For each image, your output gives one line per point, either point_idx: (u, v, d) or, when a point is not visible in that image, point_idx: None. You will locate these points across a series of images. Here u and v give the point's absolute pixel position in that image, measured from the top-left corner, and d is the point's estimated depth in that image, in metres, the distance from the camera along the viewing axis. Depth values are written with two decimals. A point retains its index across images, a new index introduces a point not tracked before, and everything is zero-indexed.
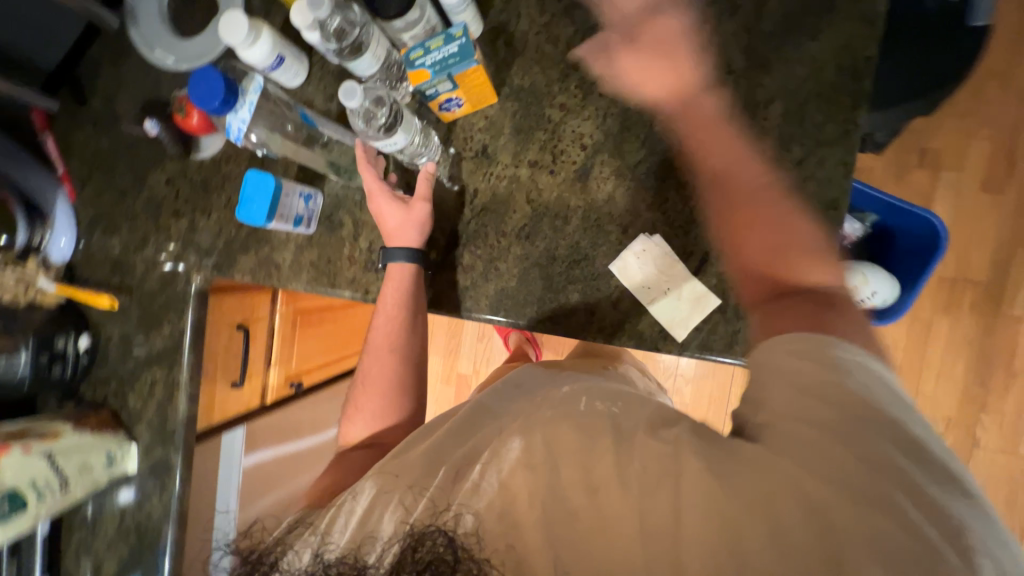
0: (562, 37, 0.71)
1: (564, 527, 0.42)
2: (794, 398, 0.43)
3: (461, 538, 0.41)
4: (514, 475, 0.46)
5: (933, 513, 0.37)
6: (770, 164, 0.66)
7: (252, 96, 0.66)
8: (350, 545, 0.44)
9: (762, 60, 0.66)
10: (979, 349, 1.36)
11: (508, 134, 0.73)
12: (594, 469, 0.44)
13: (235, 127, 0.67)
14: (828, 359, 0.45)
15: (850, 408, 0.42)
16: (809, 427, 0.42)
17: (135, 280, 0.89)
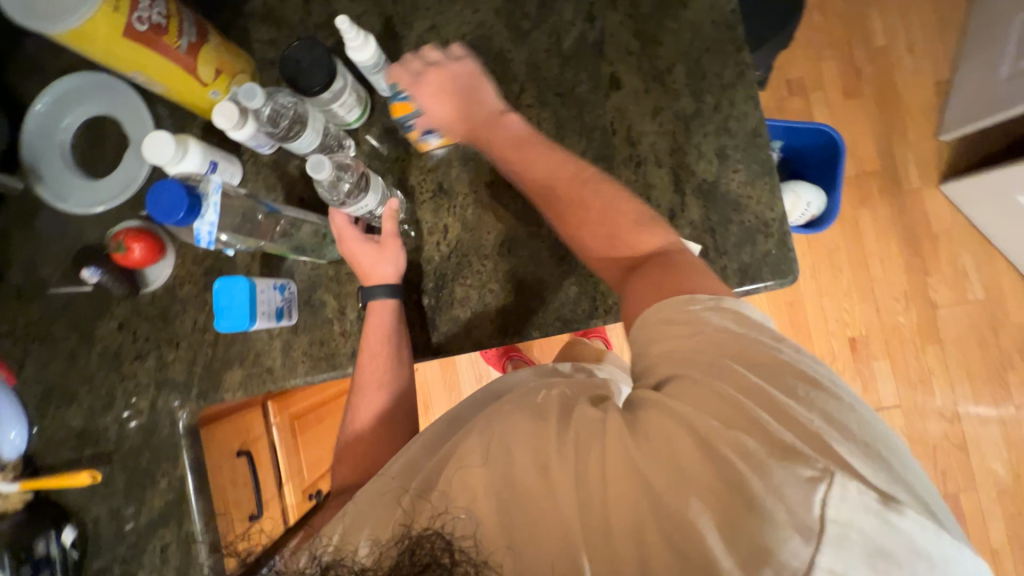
0: (476, 68, 0.76)
1: (538, 512, 0.43)
2: (678, 354, 0.47)
3: (457, 543, 0.43)
4: (470, 476, 0.46)
5: (805, 425, 0.39)
6: (693, 116, 0.73)
7: (216, 199, 0.62)
8: (346, 552, 0.46)
9: (652, 35, 0.74)
10: (902, 223, 1.54)
11: (457, 166, 0.76)
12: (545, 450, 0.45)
13: (204, 233, 0.62)
14: (687, 311, 0.48)
15: (705, 352, 0.45)
16: (689, 366, 0.45)
17: (110, 443, 0.80)
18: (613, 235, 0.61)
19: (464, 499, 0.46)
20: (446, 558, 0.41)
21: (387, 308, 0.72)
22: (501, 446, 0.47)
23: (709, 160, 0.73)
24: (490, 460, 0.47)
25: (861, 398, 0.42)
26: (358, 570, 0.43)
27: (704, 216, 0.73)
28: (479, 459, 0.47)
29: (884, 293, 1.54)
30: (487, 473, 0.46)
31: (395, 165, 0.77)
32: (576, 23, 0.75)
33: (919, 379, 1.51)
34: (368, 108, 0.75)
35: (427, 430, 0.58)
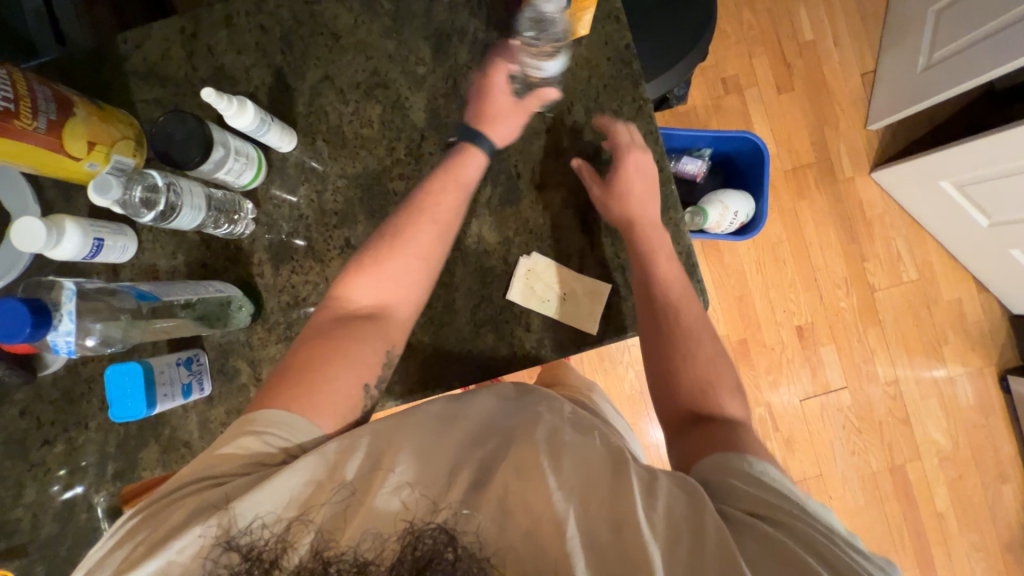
0: (375, 117, 0.74)
1: (528, 544, 0.45)
2: (721, 476, 0.51)
3: (460, 539, 0.46)
4: (532, 488, 0.47)
5: (822, 556, 0.44)
6: (596, 154, 0.74)
7: (71, 307, 0.59)
8: (349, 541, 0.46)
9: (550, 73, 0.74)
10: (837, 213, 1.59)
11: (363, 220, 0.74)
12: (603, 508, 0.46)
13: (61, 345, 0.59)
14: (752, 477, 0.50)
15: (785, 513, 0.47)
16: (762, 510, 0.48)
17: (25, 534, 0.77)
18: (647, 328, 0.66)
19: (494, 513, 0.47)
20: (449, 554, 0.45)
21: (475, 153, 0.69)
22: (551, 483, 0.47)
23: None
24: (528, 499, 0.47)
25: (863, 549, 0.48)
26: (359, 565, 0.45)
27: (613, 254, 0.73)
28: (527, 482, 0.48)
29: (826, 281, 1.59)
30: (533, 504, 0.46)
31: (299, 223, 0.75)
32: (473, 66, 0.74)
33: (862, 359, 1.58)
34: (265, 166, 0.73)
35: (464, 427, 0.54)
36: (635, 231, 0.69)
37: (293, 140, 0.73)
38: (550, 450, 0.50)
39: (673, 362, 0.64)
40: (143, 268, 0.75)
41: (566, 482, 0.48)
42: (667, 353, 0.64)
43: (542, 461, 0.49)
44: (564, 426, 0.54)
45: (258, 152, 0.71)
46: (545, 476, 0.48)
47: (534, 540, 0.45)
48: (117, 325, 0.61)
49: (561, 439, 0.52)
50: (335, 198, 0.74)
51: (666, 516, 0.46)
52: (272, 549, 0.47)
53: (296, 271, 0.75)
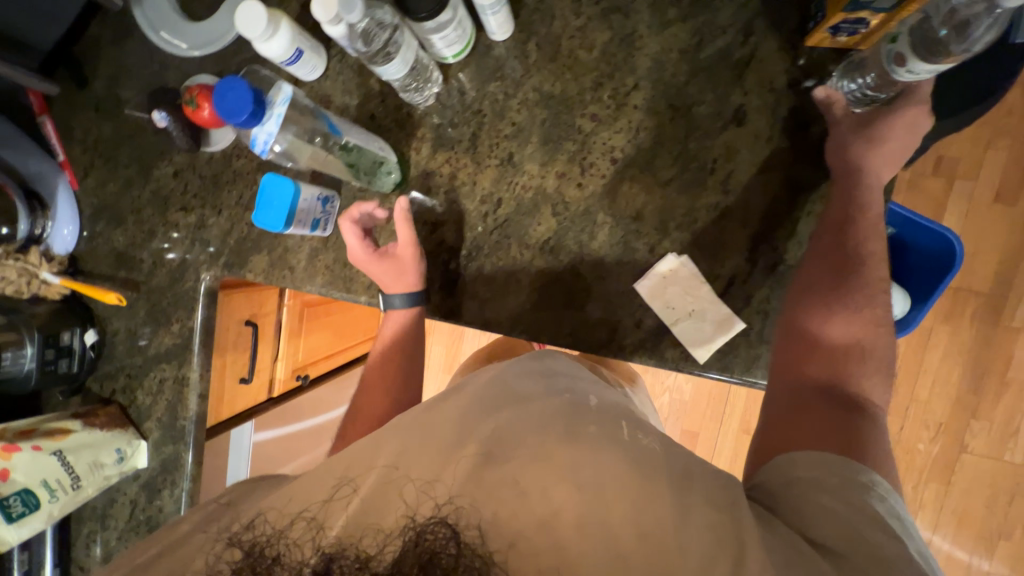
0: (597, 43, 0.67)
1: (539, 534, 0.41)
2: (797, 490, 0.47)
3: (460, 535, 0.40)
4: (524, 468, 0.45)
5: None
6: (807, 187, 0.64)
7: (280, 110, 0.60)
8: (348, 537, 0.41)
9: (808, 76, 0.63)
10: (977, 359, 1.38)
11: (535, 143, 0.70)
12: (616, 509, 0.42)
13: (260, 141, 0.61)
14: (843, 491, 0.45)
15: (867, 538, 0.41)
16: (839, 548, 0.41)
17: (141, 274, 0.87)
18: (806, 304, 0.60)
19: (507, 501, 0.43)
20: (452, 550, 0.38)
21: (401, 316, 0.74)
22: (564, 467, 0.44)
23: (800, 242, 0.65)
24: (542, 489, 0.43)
25: None
26: (361, 561, 0.38)
27: (765, 296, 0.66)
28: (539, 468, 0.45)
29: (917, 417, 1.43)
30: (546, 497, 0.43)
31: (473, 118, 0.72)
32: (728, 31, 0.64)
33: (905, 509, 1.45)
34: (470, 47, 0.69)
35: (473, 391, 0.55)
36: (852, 189, 0.60)
37: (508, 31, 0.68)
38: (568, 430, 0.48)
39: (816, 326, 0.59)
40: (318, 94, 0.76)
41: (583, 478, 0.44)
42: (796, 357, 0.59)
43: (559, 448, 0.46)
44: (587, 413, 0.51)
45: (471, 29, 0.67)
46: (565, 465, 0.45)
47: (545, 531, 0.41)
48: (303, 146, 0.66)
49: (582, 430, 0.48)
50: (519, 109, 0.70)
51: (704, 528, 0.41)
52: (274, 546, 0.42)
53: (449, 163, 0.73)
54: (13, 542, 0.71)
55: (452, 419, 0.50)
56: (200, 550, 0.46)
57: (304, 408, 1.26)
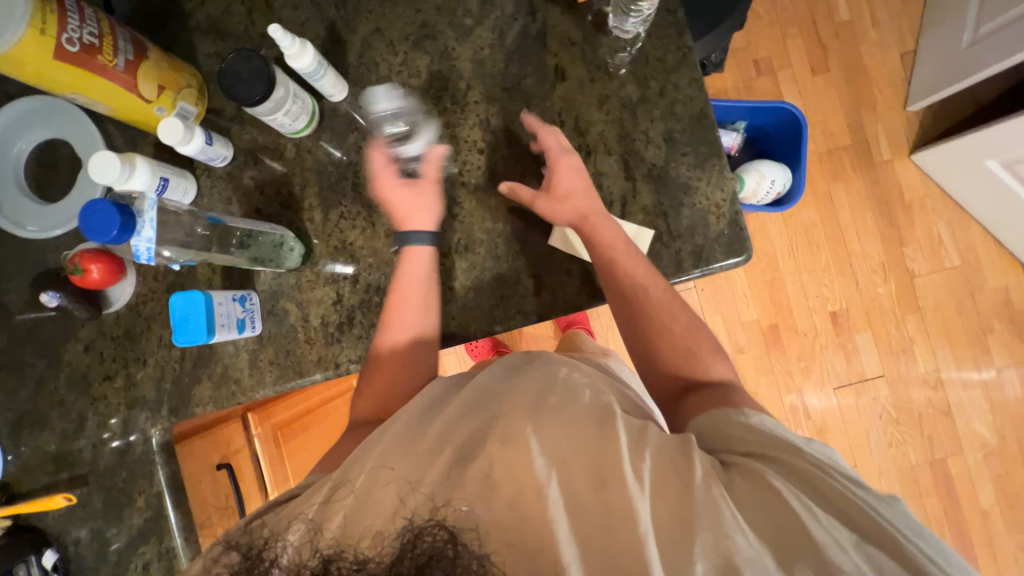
0: (422, 68, 0.76)
1: (509, 510, 0.45)
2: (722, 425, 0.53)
3: (461, 536, 0.44)
4: (508, 456, 0.48)
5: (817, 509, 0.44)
6: (640, 103, 0.74)
7: (151, 215, 0.64)
8: (351, 540, 0.44)
9: (594, 22, 0.75)
10: (873, 197, 1.55)
11: (410, 167, 0.76)
12: (580, 472, 0.47)
13: (142, 250, 0.63)
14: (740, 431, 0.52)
15: (780, 450, 0.49)
16: (758, 450, 0.49)
17: (86, 464, 0.81)
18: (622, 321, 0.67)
19: (477, 491, 0.47)
20: (450, 552, 0.42)
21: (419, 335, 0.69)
22: (537, 450, 0.48)
23: (658, 145, 0.74)
24: (511, 470, 0.47)
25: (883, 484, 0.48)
26: (360, 562, 0.42)
27: (656, 201, 0.73)
28: (513, 454, 0.48)
29: (860, 266, 1.55)
30: (515, 475, 0.47)
31: (348, 171, 0.77)
32: (518, 17, 0.75)
33: (900, 348, 1.53)
34: (318, 116, 0.76)
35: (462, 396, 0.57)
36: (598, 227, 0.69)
37: (345, 89, 0.76)
38: (534, 405, 0.53)
39: (650, 339, 0.65)
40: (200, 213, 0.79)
41: (551, 450, 0.48)
42: (653, 329, 0.65)
43: (525, 427, 0.50)
44: (553, 389, 0.56)
45: (314, 99, 0.75)
46: (529, 441, 0.49)
47: (519, 508, 0.45)
48: (193, 251, 0.70)
49: (547, 404, 0.53)
50: (384, 146, 0.77)
51: (655, 463, 0.48)
52: (271, 550, 0.45)
53: (345, 217, 0.77)
54: None
55: (427, 431, 0.53)
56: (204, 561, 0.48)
57: None
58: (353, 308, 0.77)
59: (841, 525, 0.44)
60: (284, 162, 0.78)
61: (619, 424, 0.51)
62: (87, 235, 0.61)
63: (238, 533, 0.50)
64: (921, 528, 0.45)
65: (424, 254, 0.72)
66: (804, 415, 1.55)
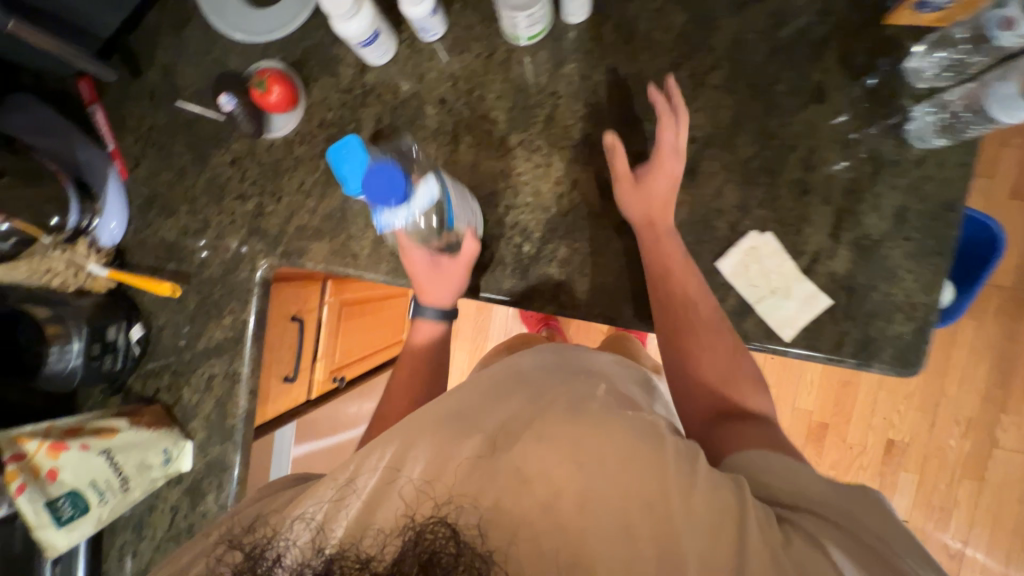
0: (674, 25, 0.68)
1: (542, 515, 0.42)
2: (789, 478, 0.47)
3: (461, 534, 0.41)
4: (543, 453, 0.45)
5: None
6: (888, 164, 0.65)
7: (420, 205, 0.63)
8: (350, 537, 0.41)
9: (884, 54, 0.64)
10: (1003, 350, 1.36)
11: (612, 124, 0.70)
12: (626, 486, 0.43)
13: (386, 221, 0.65)
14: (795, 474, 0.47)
15: (853, 511, 0.43)
16: (828, 516, 0.43)
17: (193, 266, 0.84)
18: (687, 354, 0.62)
19: (510, 484, 0.44)
20: (451, 548, 0.39)
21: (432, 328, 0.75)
22: (581, 458, 0.44)
23: (884, 217, 0.65)
24: (547, 469, 0.44)
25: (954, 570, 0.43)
26: (362, 561, 0.39)
27: (850, 273, 0.66)
28: (546, 451, 0.45)
29: (947, 412, 1.39)
30: (551, 474, 0.44)
31: (549, 101, 0.71)
32: (805, 12, 0.65)
33: (940, 507, 1.40)
34: (546, 32, 0.69)
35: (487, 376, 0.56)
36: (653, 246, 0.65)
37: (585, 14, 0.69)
38: (572, 407, 0.50)
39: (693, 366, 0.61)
40: (385, 79, 0.75)
41: (586, 457, 0.44)
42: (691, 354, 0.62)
43: (565, 430, 0.46)
44: (595, 394, 0.53)
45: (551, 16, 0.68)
46: (571, 443, 0.45)
47: (557, 515, 0.42)
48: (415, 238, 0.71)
49: (589, 407, 0.50)
50: (595, 91, 0.70)
51: (706, 493, 0.42)
52: (275, 547, 0.43)
53: (523, 145, 0.72)
54: (68, 545, 0.69)
55: (458, 408, 0.51)
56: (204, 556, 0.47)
57: (329, 414, 1.21)
58: (490, 238, 0.74)
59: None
60: (487, 63, 0.73)
61: (667, 446, 0.45)
62: (363, 191, 0.60)
63: (241, 534, 0.48)
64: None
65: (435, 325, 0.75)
66: None
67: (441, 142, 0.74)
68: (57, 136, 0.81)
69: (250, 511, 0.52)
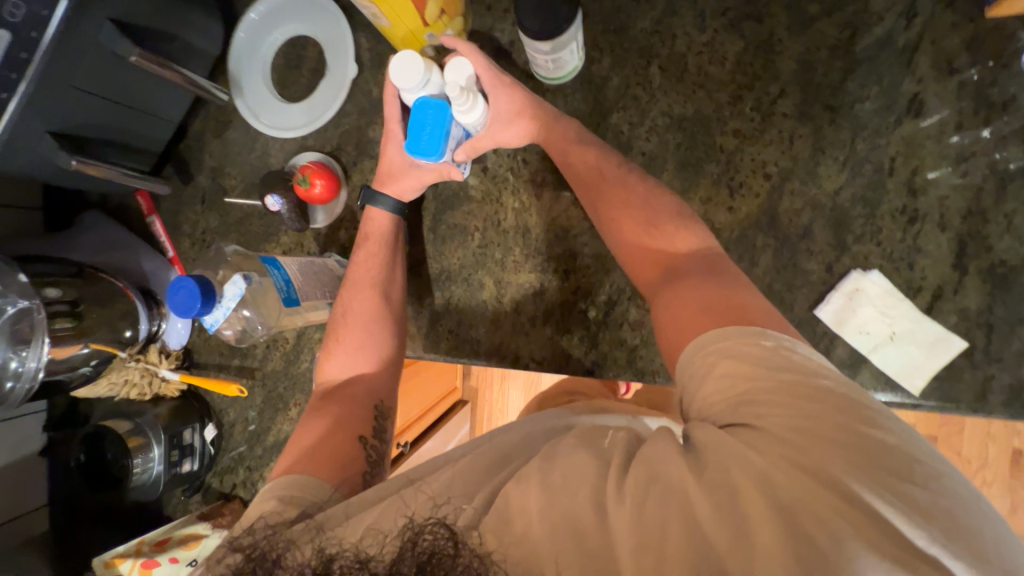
0: (730, 54, 0.61)
1: (520, 549, 0.37)
2: (724, 374, 0.40)
3: (465, 539, 0.38)
4: (528, 493, 0.40)
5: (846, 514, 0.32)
6: (1018, 175, 0.55)
7: (230, 304, 0.61)
8: (354, 541, 0.40)
9: (994, 51, 0.55)
10: None
11: (671, 170, 0.64)
12: (570, 496, 0.39)
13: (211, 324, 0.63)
14: (750, 364, 0.39)
15: (808, 418, 0.36)
16: (766, 423, 0.37)
17: (256, 360, 0.84)
18: (662, 233, 0.52)
19: (494, 521, 0.39)
20: (452, 551, 0.36)
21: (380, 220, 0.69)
22: (541, 479, 0.41)
23: (1020, 239, 0.55)
24: (524, 500, 0.40)
25: (956, 484, 0.34)
26: (361, 559, 0.37)
27: (985, 308, 0.56)
28: (520, 487, 0.41)
29: None
30: (527, 505, 0.39)
31: None
32: (886, 18, 0.57)
33: None
34: (579, 69, 0.66)
35: (498, 429, 0.50)
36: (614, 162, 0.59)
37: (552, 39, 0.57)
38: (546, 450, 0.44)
39: (641, 226, 0.53)
40: None
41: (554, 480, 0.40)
42: (640, 217, 0.53)
43: (536, 465, 0.42)
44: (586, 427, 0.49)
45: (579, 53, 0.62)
46: (539, 470, 0.41)
47: (529, 546, 0.37)
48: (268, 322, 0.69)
49: (562, 441, 0.45)
50: (647, 137, 0.65)
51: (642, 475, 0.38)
52: (276, 546, 0.41)
53: (575, 205, 0.68)
54: None
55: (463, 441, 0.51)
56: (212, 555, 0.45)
57: None
58: (552, 306, 0.69)
59: (842, 519, 0.32)
60: None
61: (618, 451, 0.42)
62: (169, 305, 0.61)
63: (241, 534, 0.45)
64: (950, 495, 0.33)
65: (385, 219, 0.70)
66: None
67: (489, 213, 0.71)
68: (124, 252, 0.85)
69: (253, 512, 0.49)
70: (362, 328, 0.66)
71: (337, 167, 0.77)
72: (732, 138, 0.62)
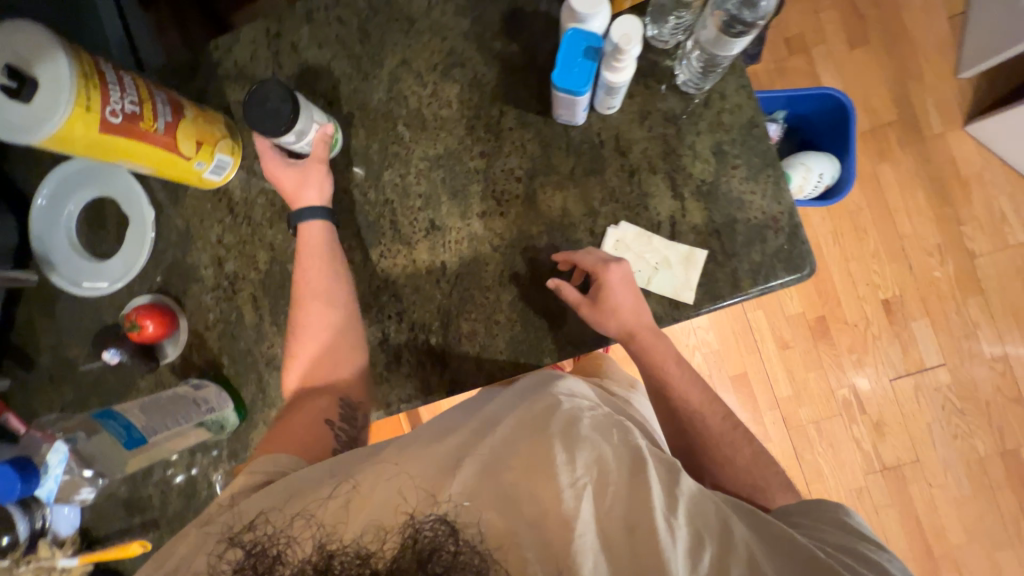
0: (452, 97, 0.75)
1: (534, 536, 0.43)
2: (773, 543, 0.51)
3: (462, 531, 0.44)
4: (508, 473, 0.47)
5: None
6: (684, 116, 0.70)
7: (56, 470, 0.70)
8: (351, 535, 0.44)
9: None
10: (926, 174, 1.48)
11: (446, 201, 0.75)
12: (604, 507, 0.45)
13: (47, 491, 0.71)
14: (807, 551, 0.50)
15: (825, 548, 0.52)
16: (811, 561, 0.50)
17: (157, 509, 0.83)
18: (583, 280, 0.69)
19: (502, 508, 0.45)
20: (451, 546, 0.43)
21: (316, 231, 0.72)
22: (558, 468, 0.46)
23: (706, 159, 0.70)
24: (535, 491, 0.45)
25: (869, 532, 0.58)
26: (361, 557, 0.43)
27: (708, 219, 0.69)
28: (544, 479, 0.45)
29: (916, 249, 1.48)
30: (539, 497, 0.45)
31: (385, 208, 0.76)
32: (548, 36, 0.73)
33: (963, 333, 1.47)
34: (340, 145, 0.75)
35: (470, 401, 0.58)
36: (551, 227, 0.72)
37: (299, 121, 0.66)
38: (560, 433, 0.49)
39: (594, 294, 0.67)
40: (246, 257, 0.80)
41: (581, 477, 0.46)
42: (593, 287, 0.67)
43: (531, 452, 0.48)
44: (580, 417, 0.52)
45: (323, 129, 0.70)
46: (541, 462, 0.46)
47: (546, 539, 0.43)
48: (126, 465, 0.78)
49: (567, 429, 0.50)
50: (418, 180, 0.75)
51: (664, 502, 0.47)
52: (275, 544, 0.46)
53: (385, 255, 0.76)
54: None
55: (470, 420, 0.54)
56: (198, 552, 0.49)
57: None
58: (400, 346, 0.75)
59: None
60: None
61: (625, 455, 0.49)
62: None
63: (241, 529, 0.50)
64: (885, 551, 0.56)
65: (317, 229, 0.72)
66: (860, 407, 1.48)
67: None
68: None
69: (250, 504, 0.53)
70: (312, 342, 0.70)
71: (169, 301, 0.81)
72: (483, 155, 0.74)
